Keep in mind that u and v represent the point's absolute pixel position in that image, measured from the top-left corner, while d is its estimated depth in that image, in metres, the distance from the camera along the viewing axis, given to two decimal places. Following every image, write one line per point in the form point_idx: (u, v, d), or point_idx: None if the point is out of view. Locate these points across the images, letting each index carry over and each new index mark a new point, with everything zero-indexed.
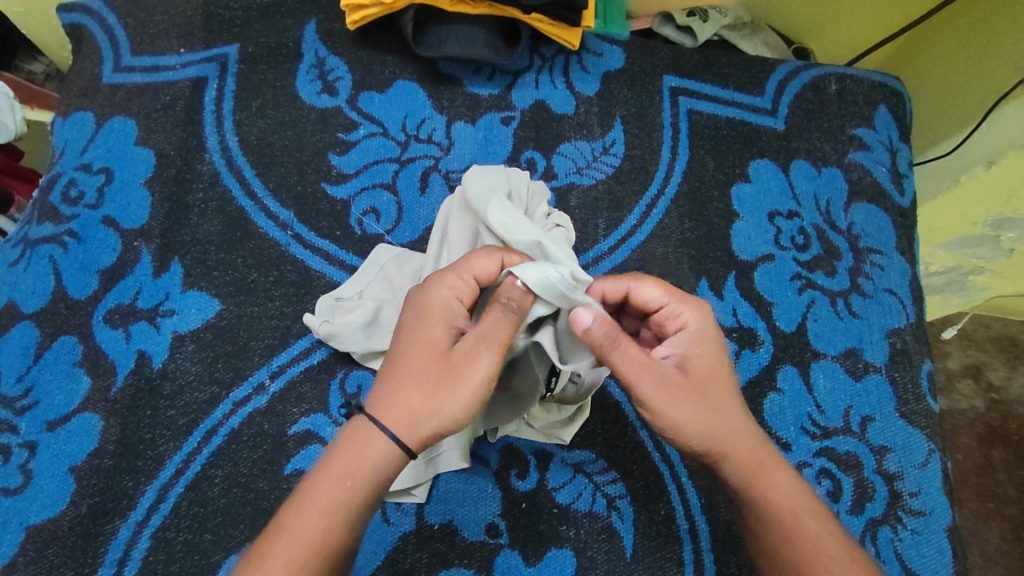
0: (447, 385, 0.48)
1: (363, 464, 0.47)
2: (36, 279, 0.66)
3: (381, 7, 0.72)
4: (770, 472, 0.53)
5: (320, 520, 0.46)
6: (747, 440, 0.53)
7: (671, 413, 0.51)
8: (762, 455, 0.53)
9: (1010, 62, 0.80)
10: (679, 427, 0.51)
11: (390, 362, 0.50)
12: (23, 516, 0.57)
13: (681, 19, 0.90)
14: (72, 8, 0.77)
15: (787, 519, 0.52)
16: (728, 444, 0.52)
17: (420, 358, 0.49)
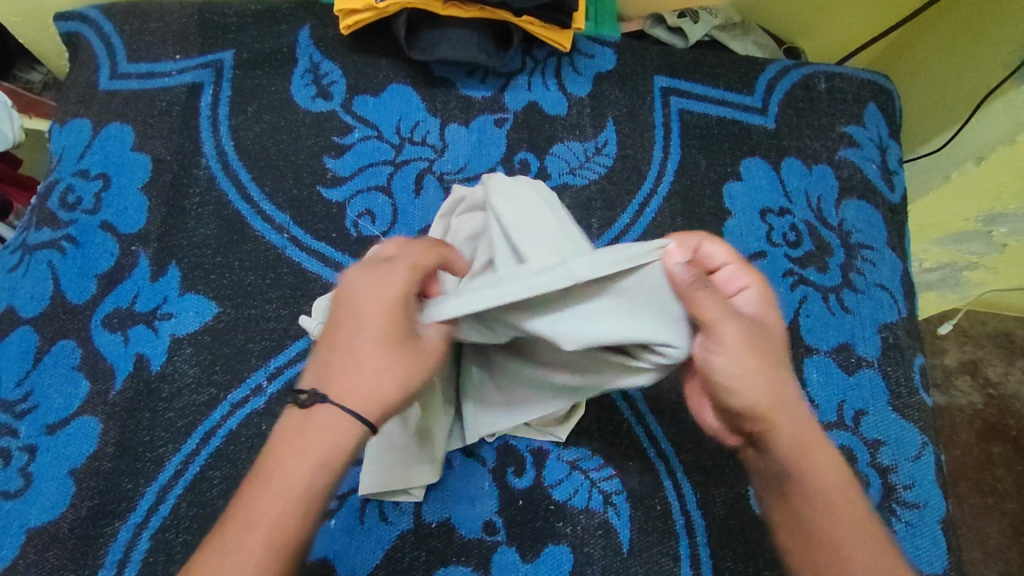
0: (415, 365, 0.48)
1: (337, 445, 0.46)
2: (34, 284, 0.67)
3: (374, 12, 0.73)
4: (814, 453, 0.52)
5: (296, 505, 0.44)
6: (798, 417, 0.52)
7: (737, 372, 0.50)
8: (811, 435, 0.52)
9: (998, 59, 0.81)
10: (741, 386, 0.50)
11: (348, 339, 0.48)
12: (24, 519, 0.58)
13: (672, 20, 0.91)
14: (69, 17, 0.78)
15: (824, 501, 0.51)
16: (782, 415, 0.51)
17: (384, 336, 0.48)
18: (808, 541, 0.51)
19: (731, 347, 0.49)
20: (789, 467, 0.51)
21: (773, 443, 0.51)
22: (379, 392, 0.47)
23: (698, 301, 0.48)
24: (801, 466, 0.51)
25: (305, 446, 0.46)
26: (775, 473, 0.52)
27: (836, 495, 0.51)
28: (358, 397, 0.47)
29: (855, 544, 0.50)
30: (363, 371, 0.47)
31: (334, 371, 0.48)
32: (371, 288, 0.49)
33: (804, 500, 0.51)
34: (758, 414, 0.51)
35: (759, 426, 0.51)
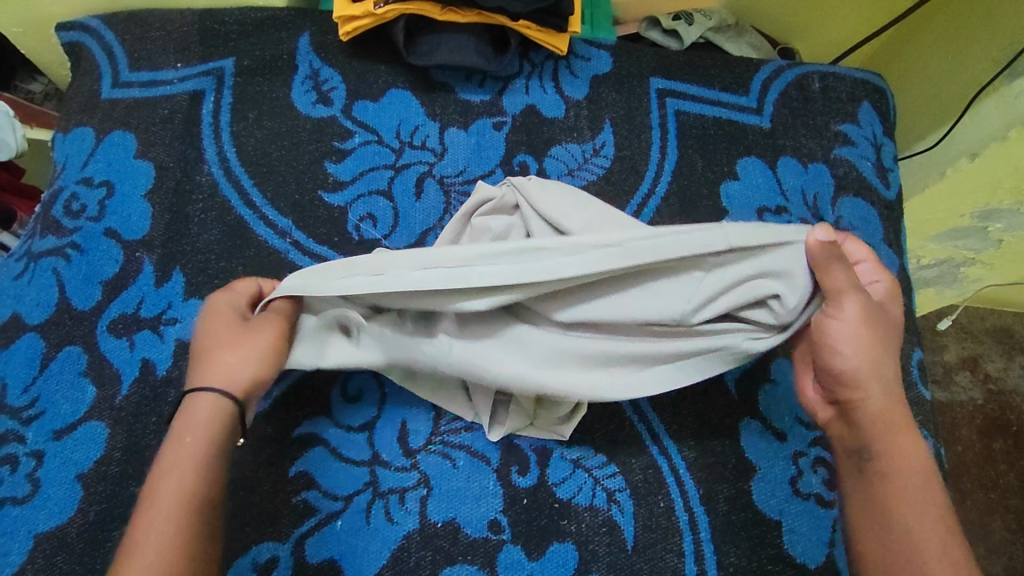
0: (245, 340, 0.56)
1: (199, 419, 0.52)
2: (40, 291, 0.67)
3: (373, 18, 0.74)
4: (900, 432, 0.54)
5: (176, 472, 0.50)
6: (889, 396, 0.54)
7: (851, 340, 0.54)
8: (899, 414, 0.54)
9: (989, 57, 0.82)
10: (849, 356, 0.54)
11: (196, 355, 0.56)
12: (32, 524, 0.58)
13: (667, 23, 0.92)
14: (70, 27, 0.79)
15: (900, 475, 0.52)
16: (876, 389, 0.54)
17: (218, 333, 0.56)
18: (874, 510, 0.52)
19: (850, 310, 0.54)
20: (870, 441, 0.54)
21: (861, 416, 0.54)
22: (223, 368, 0.54)
23: (829, 272, 0.54)
24: (884, 441, 0.53)
25: (176, 434, 0.52)
26: (858, 446, 0.54)
27: (914, 471, 0.52)
28: (211, 381, 0.54)
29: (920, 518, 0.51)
30: (209, 362, 0.55)
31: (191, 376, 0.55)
32: (201, 319, 0.58)
33: (881, 472, 0.53)
34: (856, 384, 0.54)
35: (850, 397, 0.55)
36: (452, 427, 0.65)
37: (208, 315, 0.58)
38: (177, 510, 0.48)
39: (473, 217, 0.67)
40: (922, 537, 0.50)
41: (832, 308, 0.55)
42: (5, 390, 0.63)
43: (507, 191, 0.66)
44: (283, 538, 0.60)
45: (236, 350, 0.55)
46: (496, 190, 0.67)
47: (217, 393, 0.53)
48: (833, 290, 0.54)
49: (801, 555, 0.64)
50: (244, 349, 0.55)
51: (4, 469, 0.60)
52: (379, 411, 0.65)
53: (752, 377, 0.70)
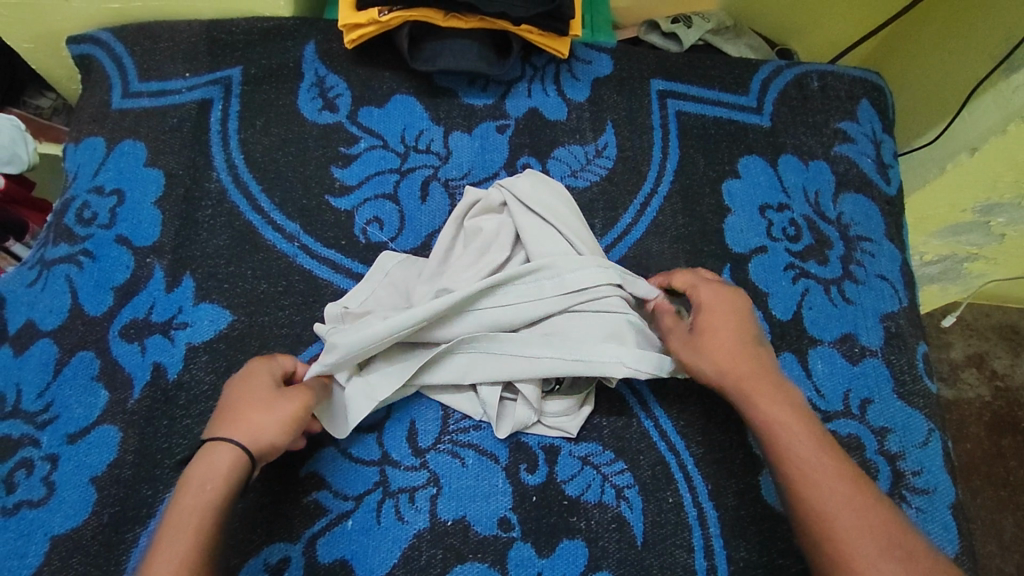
0: (278, 402, 0.57)
1: (218, 472, 0.53)
2: (53, 298, 0.68)
3: (378, 26, 0.75)
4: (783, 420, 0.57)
5: (190, 522, 0.50)
6: (739, 360, 0.60)
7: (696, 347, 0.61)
8: (751, 374, 0.59)
9: (987, 53, 0.83)
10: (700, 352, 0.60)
11: (225, 408, 0.57)
12: (48, 526, 0.59)
13: (667, 26, 0.94)
14: (81, 40, 0.80)
15: (779, 431, 0.56)
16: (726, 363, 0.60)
17: (256, 392, 0.57)
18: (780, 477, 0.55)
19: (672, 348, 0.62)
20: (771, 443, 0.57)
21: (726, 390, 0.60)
22: (253, 426, 0.55)
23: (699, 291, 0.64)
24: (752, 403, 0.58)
25: (195, 480, 0.52)
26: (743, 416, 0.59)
27: (783, 422, 0.57)
28: (235, 433, 0.54)
29: (808, 466, 0.54)
30: (242, 415, 0.56)
31: (218, 427, 0.55)
32: (238, 377, 0.59)
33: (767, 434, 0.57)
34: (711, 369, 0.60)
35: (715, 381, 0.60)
36: (461, 426, 0.66)
37: (248, 376, 0.59)
38: (191, 556, 0.49)
39: (466, 220, 0.70)
40: (818, 480, 0.53)
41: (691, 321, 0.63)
42: (20, 395, 0.64)
43: (496, 193, 0.71)
44: (295, 538, 0.60)
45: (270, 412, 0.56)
46: (484, 191, 0.71)
47: (240, 446, 0.54)
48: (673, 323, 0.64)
49: None
50: (275, 413, 0.56)
51: (20, 473, 0.61)
52: (389, 411, 0.66)
53: None
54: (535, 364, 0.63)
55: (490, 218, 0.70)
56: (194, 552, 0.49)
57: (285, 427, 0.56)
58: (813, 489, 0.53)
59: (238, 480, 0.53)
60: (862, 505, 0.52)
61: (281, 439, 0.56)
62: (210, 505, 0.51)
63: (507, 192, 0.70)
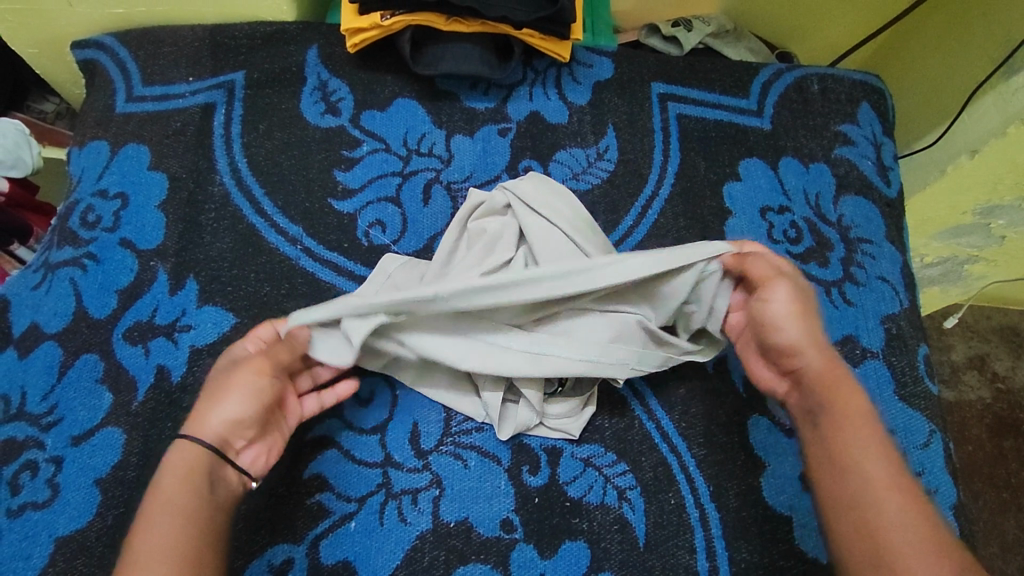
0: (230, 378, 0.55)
1: (183, 462, 0.51)
2: (57, 301, 0.68)
3: (380, 30, 0.76)
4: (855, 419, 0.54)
5: (159, 512, 0.48)
6: (827, 357, 0.58)
7: (788, 318, 0.58)
8: (844, 376, 0.57)
9: (986, 57, 0.83)
10: (787, 324, 0.58)
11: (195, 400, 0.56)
12: (52, 528, 0.59)
13: (667, 30, 0.94)
14: (86, 45, 0.81)
15: (847, 430, 0.54)
16: (813, 351, 0.58)
17: (216, 377, 0.56)
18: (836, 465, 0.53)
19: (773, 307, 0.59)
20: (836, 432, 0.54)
21: (810, 382, 0.57)
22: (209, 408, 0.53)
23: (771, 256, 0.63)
24: (827, 395, 0.56)
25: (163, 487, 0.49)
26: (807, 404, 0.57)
27: (855, 422, 0.54)
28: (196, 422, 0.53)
29: (874, 475, 0.51)
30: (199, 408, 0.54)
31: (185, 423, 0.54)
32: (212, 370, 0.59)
33: (827, 428, 0.55)
34: (793, 348, 0.58)
35: (792, 364, 0.58)
36: (463, 428, 0.66)
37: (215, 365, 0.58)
38: (162, 541, 0.46)
39: (470, 221, 0.71)
40: (876, 491, 0.50)
41: (761, 294, 0.60)
42: (25, 398, 0.64)
43: (499, 195, 0.71)
44: (298, 539, 0.61)
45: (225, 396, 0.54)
46: (487, 194, 0.71)
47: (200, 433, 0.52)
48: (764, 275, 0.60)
49: (813, 550, 0.64)
50: (229, 389, 0.54)
51: (24, 475, 0.61)
52: (391, 413, 0.66)
53: None
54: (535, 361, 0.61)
55: (495, 219, 0.70)
56: (165, 538, 0.46)
57: (242, 399, 0.54)
58: (873, 498, 0.50)
59: (203, 463, 0.51)
60: (927, 529, 0.48)
61: (241, 412, 0.54)
62: (177, 493, 0.49)
63: (510, 194, 0.70)
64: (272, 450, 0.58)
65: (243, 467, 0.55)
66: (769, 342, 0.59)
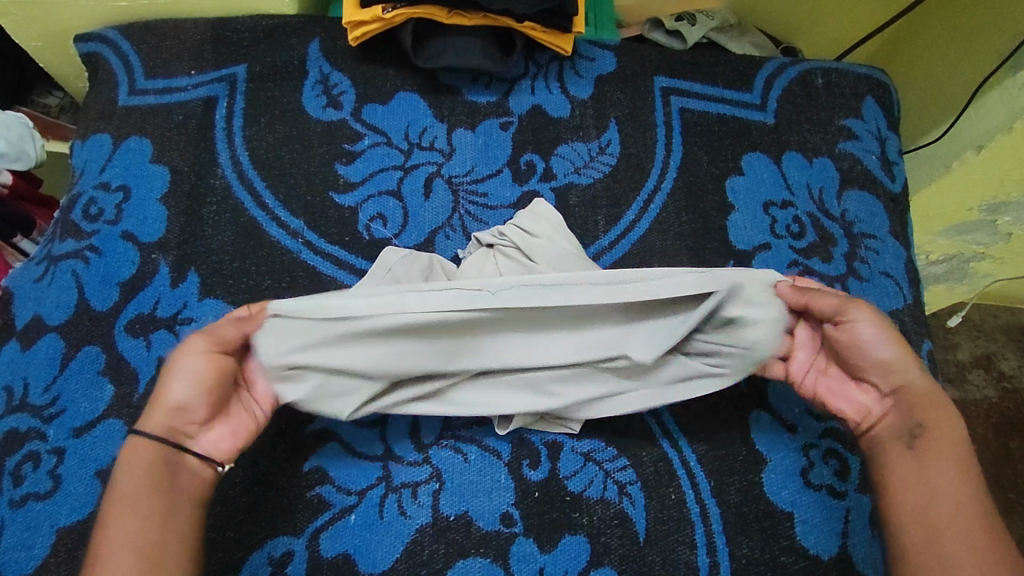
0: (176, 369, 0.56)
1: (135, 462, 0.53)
2: (60, 293, 0.69)
3: (381, 23, 0.76)
4: (940, 447, 0.56)
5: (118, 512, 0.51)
6: (923, 377, 0.59)
7: (881, 338, 0.59)
8: (939, 407, 0.58)
9: (994, 51, 0.83)
10: (885, 348, 0.59)
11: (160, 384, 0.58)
12: (54, 519, 0.59)
13: (670, 24, 0.94)
14: (89, 38, 0.81)
15: (943, 457, 0.56)
16: (913, 371, 0.59)
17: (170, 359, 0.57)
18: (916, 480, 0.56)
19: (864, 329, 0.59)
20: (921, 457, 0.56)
21: (905, 405, 0.58)
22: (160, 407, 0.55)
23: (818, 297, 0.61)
24: (927, 419, 0.57)
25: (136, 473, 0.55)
26: (907, 425, 0.58)
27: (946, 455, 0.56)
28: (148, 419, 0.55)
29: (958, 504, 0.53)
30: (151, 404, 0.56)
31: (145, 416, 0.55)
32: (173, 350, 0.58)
33: (923, 453, 0.56)
34: (891, 368, 0.59)
35: (894, 381, 0.59)
36: (463, 421, 0.66)
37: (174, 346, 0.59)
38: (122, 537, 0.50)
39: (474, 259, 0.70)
40: (956, 513, 0.53)
41: (840, 321, 0.60)
42: (27, 389, 0.65)
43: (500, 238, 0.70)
44: (298, 532, 0.61)
45: (168, 385, 0.55)
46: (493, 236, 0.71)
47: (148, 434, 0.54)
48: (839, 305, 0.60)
49: (815, 546, 0.64)
50: (174, 379, 0.55)
51: (27, 466, 0.61)
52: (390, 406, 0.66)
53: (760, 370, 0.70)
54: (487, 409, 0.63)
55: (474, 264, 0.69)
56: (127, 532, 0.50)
57: (185, 390, 0.55)
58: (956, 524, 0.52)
59: (153, 460, 0.53)
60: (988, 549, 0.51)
61: (186, 401, 0.55)
62: (132, 488, 0.52)
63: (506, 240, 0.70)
64: (241, 430, 0.58)
65: (205, 452, 0.56)
66: (866, 362, 0.59)
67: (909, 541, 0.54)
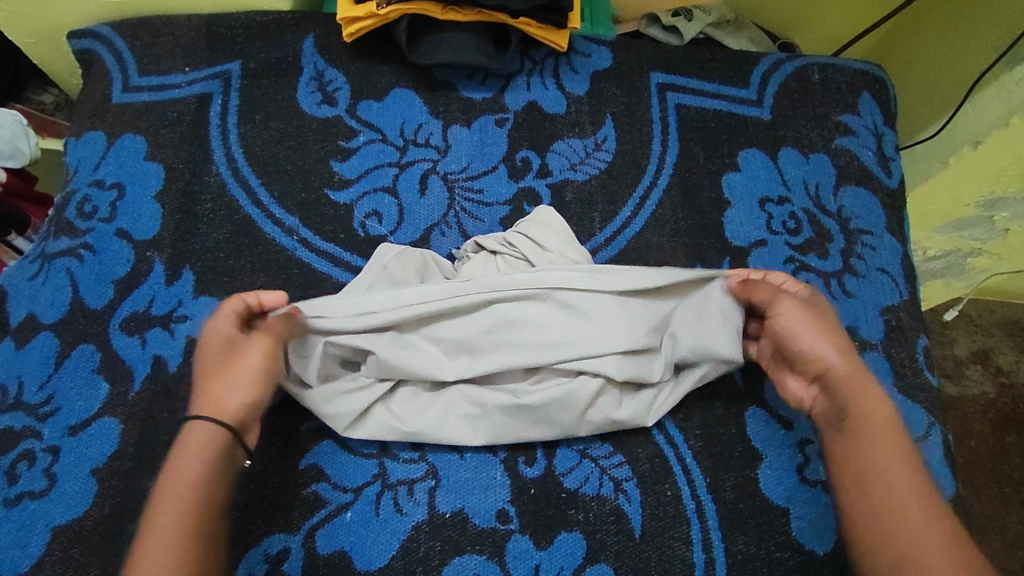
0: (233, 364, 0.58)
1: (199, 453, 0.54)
2: (54, 291, 0.68)
3: (376, 19, 0.75)
4: (874, 429, 0.57)
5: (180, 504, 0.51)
6: (846, 359, 0.60)
7: (801, 323, 0.62)
8: (861, 382, 0.59)
9: (991, 46, 0.82)
10: (804, 331, 0.62)
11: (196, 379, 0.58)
12: (49, 517, 0.59)
13: (667, 20, 0.94)
14: (82, 35, 0.80)
15: (877, 437, 0.56)
16: (835, 352, 0.60)
17: (214, 354, 0.59)
18: (851, 464, 0.56)
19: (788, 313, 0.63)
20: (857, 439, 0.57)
21: (828, 384, 0.60)
22: (219, 402, 0.56)
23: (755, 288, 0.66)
24: (852, 397, 0.58)
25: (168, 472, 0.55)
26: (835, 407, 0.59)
27: (884, 435, 0.56)
28: (206, 411, 0.56)
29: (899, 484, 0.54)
30: (203, 394, 0.57)
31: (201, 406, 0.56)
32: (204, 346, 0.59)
33: (856, 433, 0.57)
34: (816, 355, 0.61)
35: (816, 364, 0.61)
36: None
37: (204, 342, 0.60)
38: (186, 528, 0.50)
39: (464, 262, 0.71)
40: (900, 497, 0.53)
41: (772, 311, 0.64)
42: (21, 388, 0.64)
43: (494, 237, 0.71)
44: (293, 530, 0.61)
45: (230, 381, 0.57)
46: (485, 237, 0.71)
47: (212, 425, 0.55)
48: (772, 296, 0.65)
49: (810, 542, 0.64)
50: (236, 376, 0.57)
51: (21, 465, 0.61)
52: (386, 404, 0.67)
53: (756, 367, 0.70)
54: (467, 412, 0.63)
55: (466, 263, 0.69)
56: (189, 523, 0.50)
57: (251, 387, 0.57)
58: (900, 504, 0.53)
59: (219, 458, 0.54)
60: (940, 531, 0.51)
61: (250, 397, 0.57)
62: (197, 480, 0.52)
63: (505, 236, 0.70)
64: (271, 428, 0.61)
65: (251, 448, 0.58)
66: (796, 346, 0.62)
67: (860, 525, 0.53)
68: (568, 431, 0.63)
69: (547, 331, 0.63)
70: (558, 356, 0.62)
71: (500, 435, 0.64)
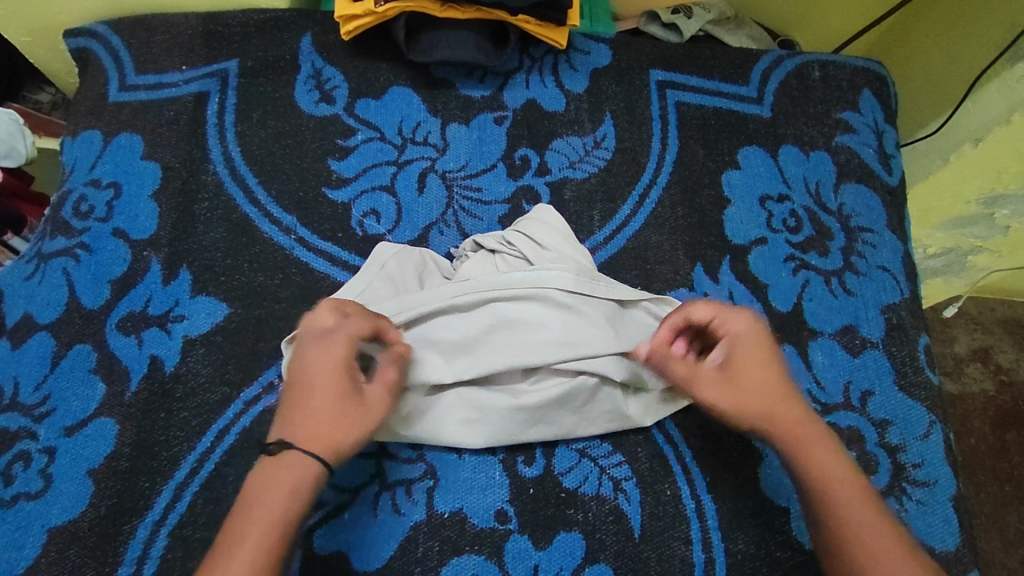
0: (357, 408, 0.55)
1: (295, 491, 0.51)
2: (50, 291, 0.68)
3: (374, 16, 0.75)
4: (829, 481, 0.55)
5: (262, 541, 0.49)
6: (778, 405, 0.58)
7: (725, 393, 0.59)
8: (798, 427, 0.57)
9: (992, 43, 0.82)
10: (734, 399, 0.59)
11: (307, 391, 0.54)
12: (44, 519, 0.59)
13: (666, 16, 0.93)
14: (78, 34, 0.80)
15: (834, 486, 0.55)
16: (765, 405, 0.58)
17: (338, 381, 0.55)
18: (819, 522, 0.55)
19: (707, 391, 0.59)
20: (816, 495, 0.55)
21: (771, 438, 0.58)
22: (332, 444, 0.53)
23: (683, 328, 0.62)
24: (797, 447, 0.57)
25: (245, 496, 0.51)
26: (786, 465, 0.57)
27: (840, 482, 0.55)
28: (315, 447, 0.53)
29: (873, 538, 0.52)
30: (316, 424, 0.53)
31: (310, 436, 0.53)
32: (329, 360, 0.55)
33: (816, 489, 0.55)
34: (752, 409, 0.58)
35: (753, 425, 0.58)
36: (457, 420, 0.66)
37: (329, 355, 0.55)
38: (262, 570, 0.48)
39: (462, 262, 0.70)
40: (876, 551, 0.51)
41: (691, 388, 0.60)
42: (17, 388, 0.64)
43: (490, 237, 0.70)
44: None
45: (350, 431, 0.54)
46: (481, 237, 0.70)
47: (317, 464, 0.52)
48: (687, 375, 0.60)
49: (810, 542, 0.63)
50: (356, 424, 0.55)
51: (17, 466, 0.61)
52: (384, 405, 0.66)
53: None
54: (467, 413, 0.63)
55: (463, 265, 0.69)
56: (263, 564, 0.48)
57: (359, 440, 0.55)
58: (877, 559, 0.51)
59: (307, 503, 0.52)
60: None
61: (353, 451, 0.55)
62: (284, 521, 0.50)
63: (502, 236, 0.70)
64: None
65: None
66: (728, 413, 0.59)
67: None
68: (568, 431, 0.64)
69: (546, 332, 0.63)
70: (558, 356, 0.61)
71: (500, 436, 0.63)
